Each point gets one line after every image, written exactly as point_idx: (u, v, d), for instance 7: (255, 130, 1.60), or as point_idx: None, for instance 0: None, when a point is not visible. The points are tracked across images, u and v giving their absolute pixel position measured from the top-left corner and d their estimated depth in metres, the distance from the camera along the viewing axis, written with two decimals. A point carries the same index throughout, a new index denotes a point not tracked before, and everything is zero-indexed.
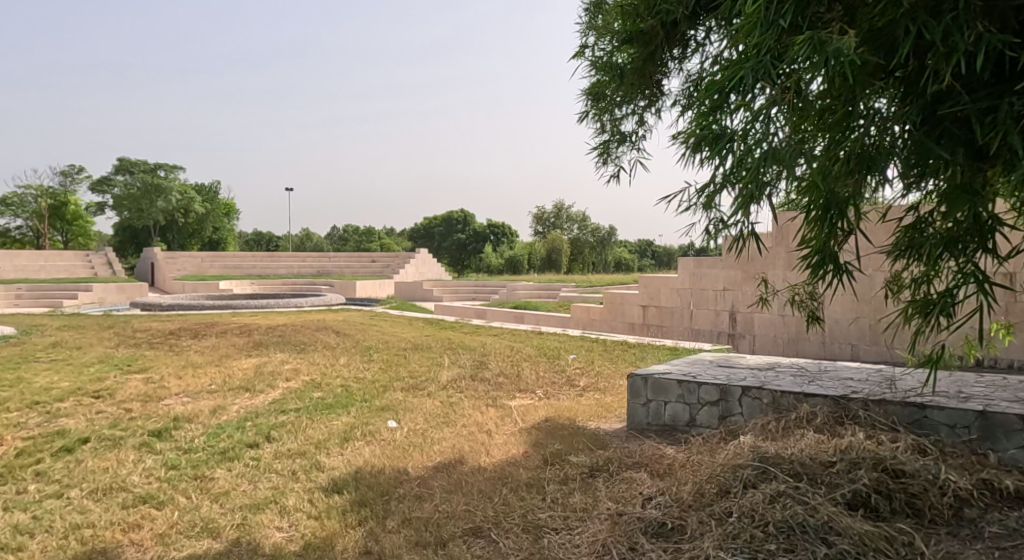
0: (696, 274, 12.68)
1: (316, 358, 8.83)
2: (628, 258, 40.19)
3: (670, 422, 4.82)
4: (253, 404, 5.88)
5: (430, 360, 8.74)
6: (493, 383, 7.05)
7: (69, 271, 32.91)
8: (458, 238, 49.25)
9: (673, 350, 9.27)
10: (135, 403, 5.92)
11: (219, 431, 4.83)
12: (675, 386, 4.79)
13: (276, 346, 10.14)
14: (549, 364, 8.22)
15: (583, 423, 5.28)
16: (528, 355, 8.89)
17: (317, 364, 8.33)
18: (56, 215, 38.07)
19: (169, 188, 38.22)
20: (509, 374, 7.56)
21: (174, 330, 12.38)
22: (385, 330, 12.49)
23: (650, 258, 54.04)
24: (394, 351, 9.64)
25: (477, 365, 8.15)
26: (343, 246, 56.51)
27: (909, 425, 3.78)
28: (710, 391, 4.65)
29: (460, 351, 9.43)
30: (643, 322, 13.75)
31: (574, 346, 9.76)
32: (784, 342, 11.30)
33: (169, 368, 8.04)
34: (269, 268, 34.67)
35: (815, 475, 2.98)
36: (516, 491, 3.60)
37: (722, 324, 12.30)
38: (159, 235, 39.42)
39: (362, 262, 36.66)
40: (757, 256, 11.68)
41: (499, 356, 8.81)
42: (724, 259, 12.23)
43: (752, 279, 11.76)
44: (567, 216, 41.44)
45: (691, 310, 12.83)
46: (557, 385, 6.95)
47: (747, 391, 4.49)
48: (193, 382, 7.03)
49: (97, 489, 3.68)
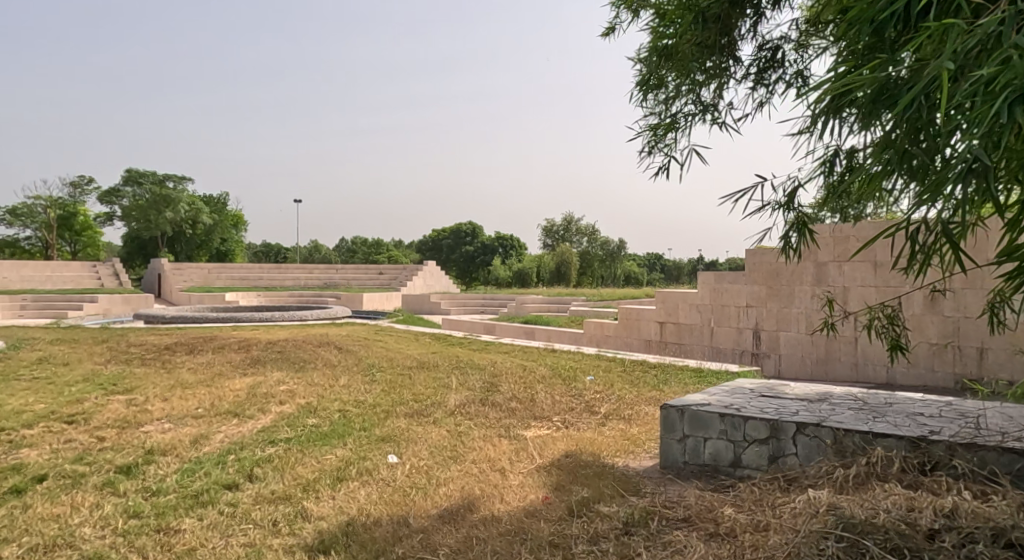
0: (717, 289, 12.08)
1: (315, 378, 8.24)
2: (637, 271, 39.65)
3: (710, 461, 4.22)
4: (240, 433, 5.30)
5: (436, 380, 8.13)
6: (505, 409, 6.43)
7: (76, 282, 32.59)
8: (467, 250, 48.73)
9: (699, 372, 8.62)
10: (110, 430, 5.35)
11: (196, 468, 4.24)
12: (716, 420, 4.21)
13: (274, 364, 9.57)
14: (566, 387, 7.60)
15: (607, 461, 4.66)
16: (542, 376, 8.28)
17: (315, 385, 7.72)
18: (65, 225, 37.87)
19: (178, 199, 37.97)
20: (523, 398, 6.95)
21: (171, 345, 11.84)
22: (391, 346, 11.91)
23: (659, 272, 53.28)
24: (399, 370, 9.05)
25: (488, 387, 7.54)
26: (352, 258, 56.12)
27: (1009, 476, 3.16)
28: (758, 427, 4.05)
29: (469, 371, 8.82)
30: (660, 339, 13.10)
31: (591, 366, 9.16)
32: (813, 363, 10.72)
33: (157, 387, 7.47)
34: (275, 279, 34.25)
35: (920, 550, 2.37)
36: (540, 553, 3.00)
37: (745, 343, 11.70)
38: (167, 246, 39.11)
39: (369, 274, 36.20)
40: (782, 270, 11.12)
41: (511, 377, 8.20)
42: (746, 274, 11.65)
43: (777, 295, 11.19)
44: (577, 228, 40.83)
45: (712, 327, 12.21)
46: (576, 412, 6.34)
47: (802, 428, 3.89)
48: (179, 405, 6.45)
49: (40, 545, 3.10)
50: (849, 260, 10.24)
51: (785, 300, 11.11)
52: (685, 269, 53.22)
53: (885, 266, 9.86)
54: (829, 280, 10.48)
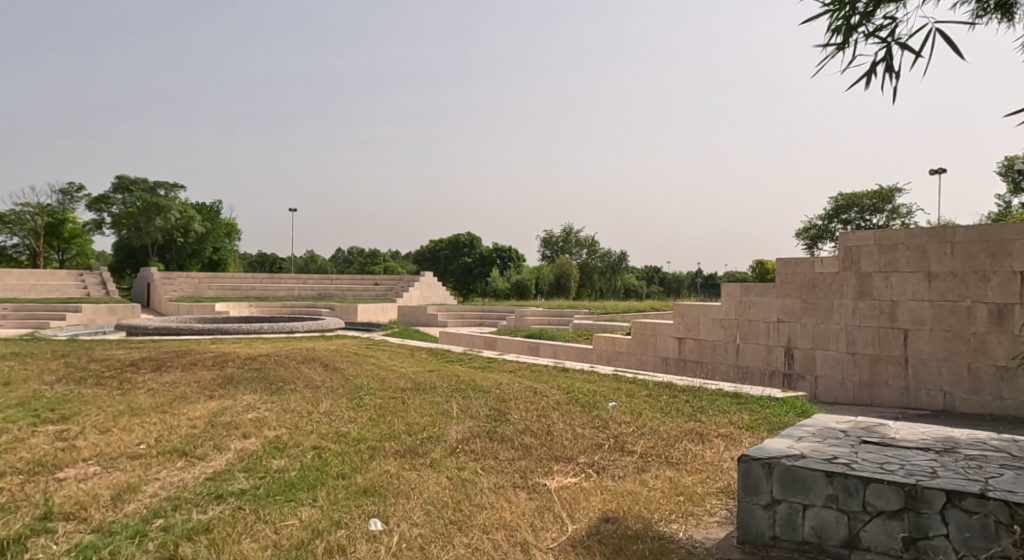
0: (744, 303, 10.96)
1: (292, 403, 7.07)
2: (638, 284, 38.59)
3: (813, 540, 3.07)
4: (180, 483, 4.12)
5: (434, 407, 6.94)
6: (517, 448, 5.24)
7: (62, 292, 31.38)
8: (465, 262, 47.58)
9: (737, 397, 7.44)
10: (16, 477, 4.17)
11: (101, 546, 3.07)
12: (820, 482, 3.05)
13: (250, 384, 8.39)
14: (587, 416, 6.43)
15: (658, 533, 3.50)
16: (558, 402, 7.12)
17: (290, 412, 6.52)
18: (52, 233, 36.60)
19: (169, 206, 36.73)
20: (538, 430, 5.80)
21: (137, 360, 10.59)
22: (384, 363, 10.74)
23: (658, 286, 52.22)
24: (392, 393, 7.88)
25: (495, 416, 6.34)
26: (347, 268, 54.89)
27: None
28: (887, 497, 2.90)
29: (471, 394, 7.64)
30: (678, 357, 11.93)
31: (610, 389, 7.98)
32: (855, 386, 9.58)
33: (103, 414, 6.29)
34: (267, 289, 33.03)
35: None
36: None
37: (775, 362, 10.55)
38: (158, 254, 37.91)
39: (365, 285, 35.03)
40: (819, 282, 9.99)
41: (522, 403, 7.04)
42: (777, 286, 10.52)
43: (813, 309, 10.06)
44: (577, 240, 39.58)
45: (737, 344, 11.07)
46: (605, 452, 5.16)
47: (957, 500, 2.76)
48: (118, 439, 5.24)
49: None
50: (898, 271, 9.11)
51: (822, 315, 9.97)
52: (684, 283, 52.19)
53: (940, 277, 8.73)
54: (874, 293, 9.35)
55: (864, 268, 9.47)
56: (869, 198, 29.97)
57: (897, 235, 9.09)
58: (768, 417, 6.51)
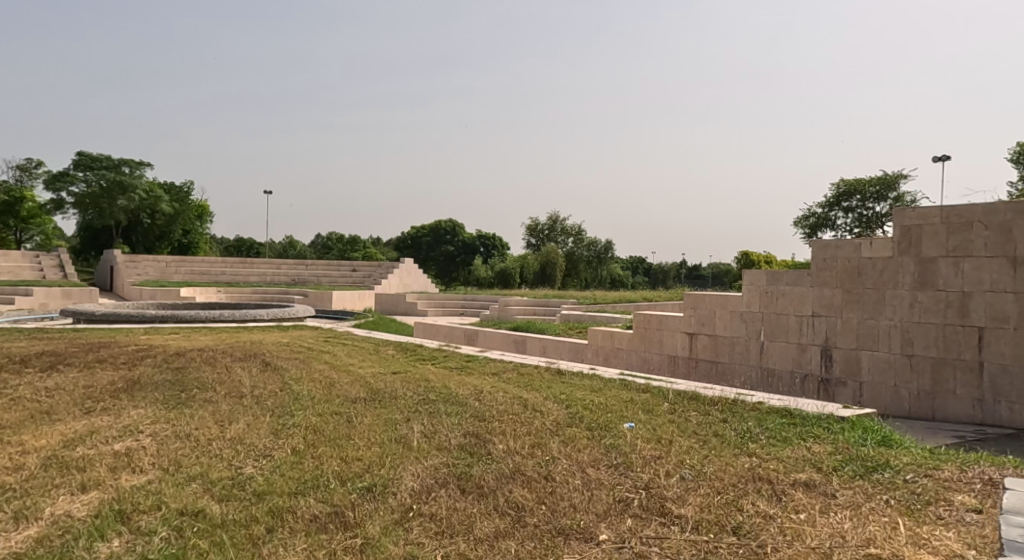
0: (771, 294, 9.10)
1: (196, 423, 5.15)
2: (626, 274, 37.07)
3: None
4: None
5: (387, 430, 5.05)
6: (502, 512, 3.39)
7: (13, 273, 28.96)
8: (446, 248, 45.65)
9: (790, 417, 5.66)
10: None
11: None
12: None
13: (157, 392, 6.45)
14: (598, 448, 4.59)
15: None
16: (558, 423, 5.28)
17: (182, 440, 4.60)
18: (7, 211, 33.88)
19: (134, 185, 34.11)
20: (532, 475, 3.95)
21: (32, 355, 8.54)
22: (340, 363, 8.82)
23: (644, 276, 50.97)
24: (338, 406, 5.99)
25: (471, 449, 4.48)
26: (326, 255, 52.57)
27: None
28: None
29: (441, 409, 5.76)
30: (689, 356, 10.08)
31: (622, 403, 6.15)
32: (912, 397, 7.67)
33: None
34: (237, 273, 30.89)
35: None
36: None
37: (808, 365, 8.67)
38: (122, 236, 35.44)
39: (341, 272, 32.94)
40: (866, 268, 8.10)
41: (509, 424, 5.18)
42: (813, 273, 8.64)
43: (858, 301, 8.17)
44: (563, 228, 37.57)
45: (762, 343, 9.22)
46: (637, 521, 3.33)
47: None
48: None
49: None
50: (972, 255, 7.20)
51: (869, 310, 8.07)
52: (671, 274, 50.98)
53: None
54: (939, 283, 7.43)
55: (927, 252, 7.54)
56: (872, 185, 28.31)
57: (975, 210, 7.17)
58: (847, 451, 4.71)
